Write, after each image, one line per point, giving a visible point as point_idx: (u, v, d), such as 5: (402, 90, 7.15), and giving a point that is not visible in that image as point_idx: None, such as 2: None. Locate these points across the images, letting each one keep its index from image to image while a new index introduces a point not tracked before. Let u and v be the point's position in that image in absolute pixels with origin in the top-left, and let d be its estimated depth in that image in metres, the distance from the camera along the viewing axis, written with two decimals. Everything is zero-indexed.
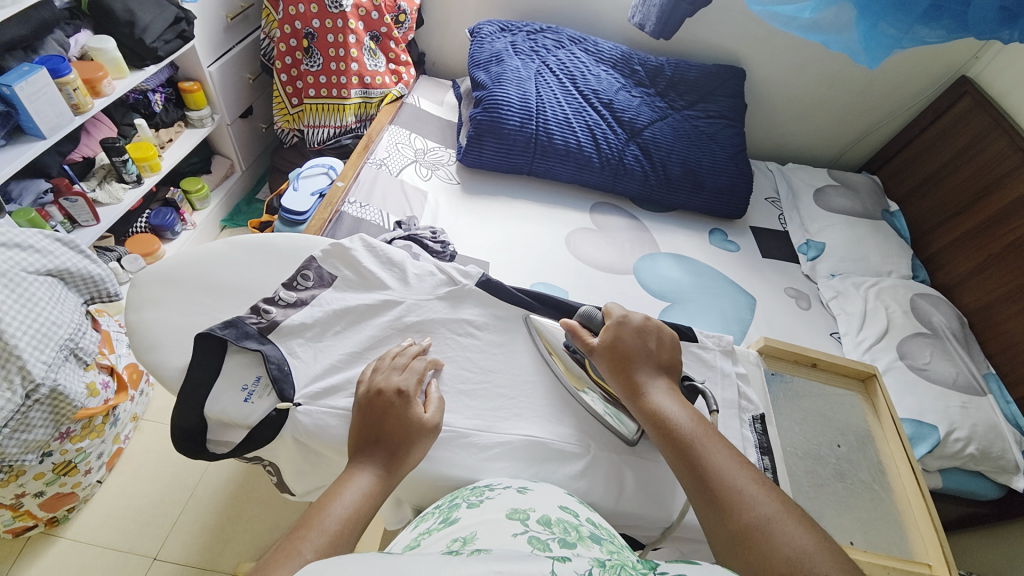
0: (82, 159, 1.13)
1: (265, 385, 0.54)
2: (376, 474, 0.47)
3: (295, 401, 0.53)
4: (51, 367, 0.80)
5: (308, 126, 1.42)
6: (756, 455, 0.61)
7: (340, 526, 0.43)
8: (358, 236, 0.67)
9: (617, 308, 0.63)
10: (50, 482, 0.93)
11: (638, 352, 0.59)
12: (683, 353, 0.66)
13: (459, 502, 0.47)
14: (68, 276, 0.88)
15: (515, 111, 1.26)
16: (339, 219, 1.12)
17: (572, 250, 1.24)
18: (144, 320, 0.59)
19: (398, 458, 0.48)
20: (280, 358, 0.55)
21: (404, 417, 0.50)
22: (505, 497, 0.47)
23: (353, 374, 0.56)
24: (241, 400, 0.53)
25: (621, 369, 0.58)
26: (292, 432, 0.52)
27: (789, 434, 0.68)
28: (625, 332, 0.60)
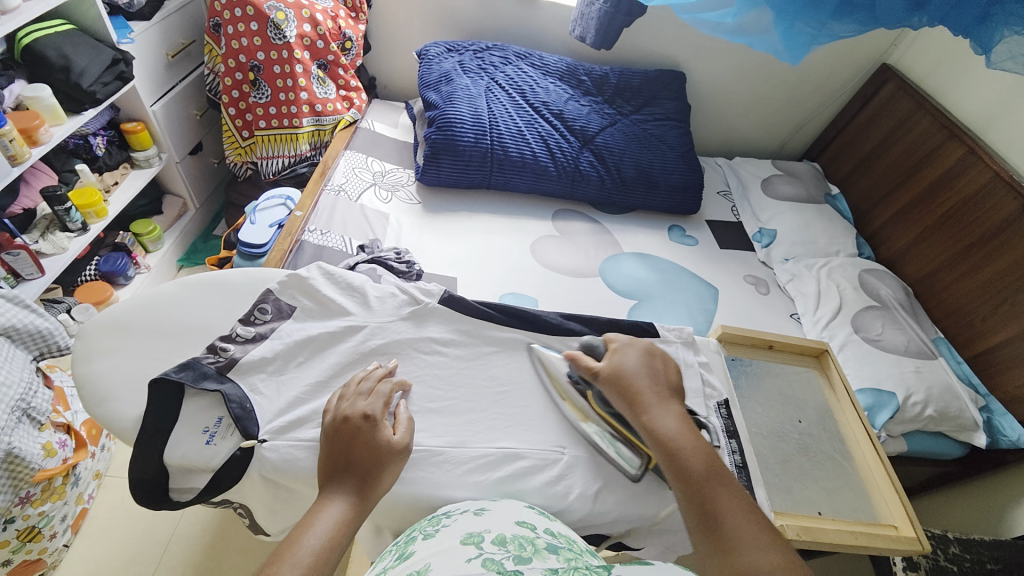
0: (23, 211, 1.07)
1: (228, 425, 0.53)
2: (353, 494, 0.47)
3: (260, 437, 0.52)
4: (2, 430, 0.76)
5: (261, 158, 1.40)
6: (723, 439, 0.63)
7: (314, 559, 0.42)
8: (316, 265, 0.67)
9: (615, 336, 0.66)
10: (16, 550, 0.88)
11: (640, 384, 0.60)
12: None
13: (414, 536, 0.47)
14: (14, 332, 0.84)
15: (469, 128, 1.28)
16: (300, 248, 1.11)
17: (538, 258, 1.26)
18: (95, 371, 0.56)
19: (375, 484, 0.48)
20: (242, 396, 0.54)
21: (372, 439, 0.50)
22: (461, 523, 0.47)
23: (321, 403, 0.56)
24: (203, 443, 0.51)
25: (628, 400, 0.59)
26: (260, 470, 0.51)
27: (755, 416, 0.70)
28: (628, 361, 0.62)
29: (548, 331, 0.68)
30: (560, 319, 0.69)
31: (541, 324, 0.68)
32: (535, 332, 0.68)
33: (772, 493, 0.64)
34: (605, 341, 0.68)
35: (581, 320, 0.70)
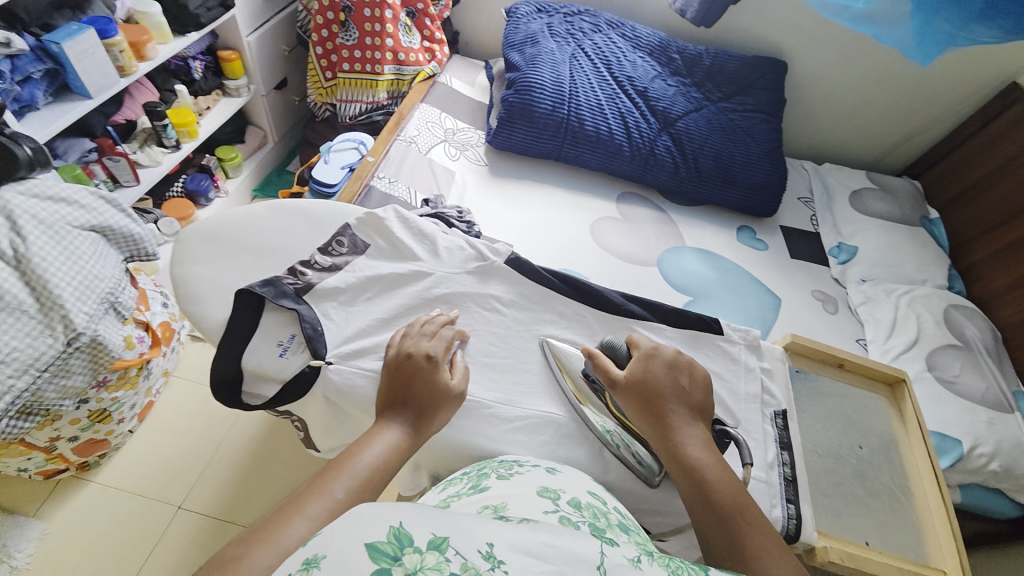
0: (125, 121, 1.12)
1: (300, 342, 0.56)
2: (409, 423, 0.50)
3: (327, 358, 0.54)
4: (93, 318, 0.85)
5: (341, 101, 1.43)
6: (775, 449, 0.61)
7: (371, 471, 0.46)
8: (392, 207, 0.68)
9: (642, 339, 0.62)
10: (85, 428, 0.98)
11: (663, 395, 0.56)
12: (707, 345, 0.66)
13: (487, 473, 0.49)
14: (111, 233, 0.92)
15: (548, 94, 1.25)
16: (368, 193, 1.14)
17: (596, 239, 1.24)
18: (186, 273, 0.61)
19: (427, 418, 0.50)
20: (315, 319, 0.57)
21: (431, 378, 0.52)
22: (534, 474, 0.49)
23: (385, 338, 0.58)
24: (277, 355, 0.55)
25: (646, 414, 0.56)
26: (323, 389, 0.54)
27: (811, 433, 0.67)
28: (650, 370, 0.58)
29: (608, 309, 0.67)
30: (622, 299, 0.67)
31: (602, 301, 0.67)
32: (593, 307, 0.67)
33: (818, 512, 0.61)
34: (665, 329, 0.66)
35: (643, 304, 0.68)
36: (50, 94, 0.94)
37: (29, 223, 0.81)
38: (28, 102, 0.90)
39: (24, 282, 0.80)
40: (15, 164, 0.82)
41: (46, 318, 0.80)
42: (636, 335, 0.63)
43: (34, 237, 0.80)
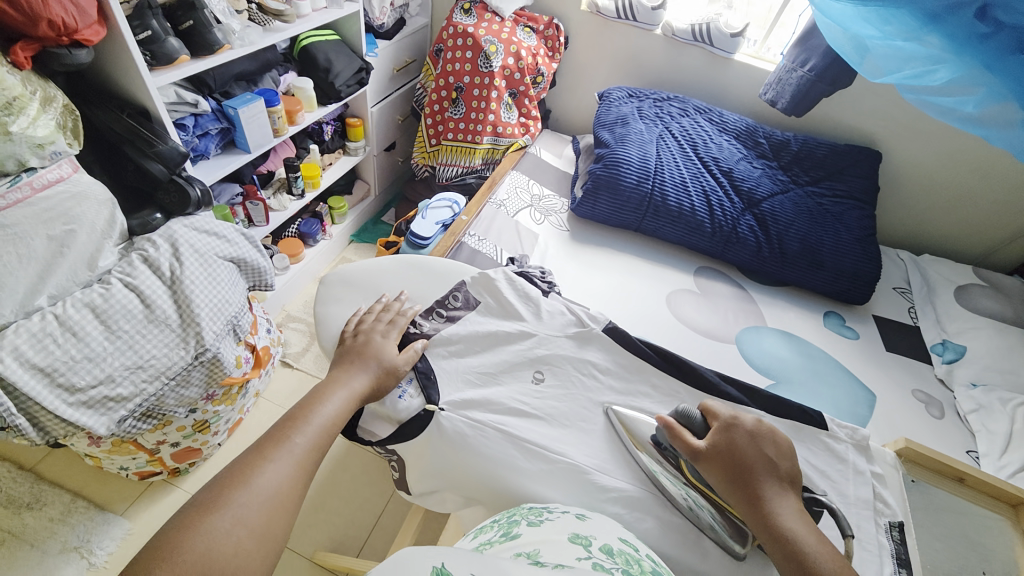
0: (267, 172, 1.33)
1: (416, 387, 0.61)
2: (356, 382, 0.58)
3: (440, 405, 0.59)
4: (217, 338, 0.95)
5: (440, 164, 1.60)
6: (892, 566, 0.54)
7: (325, 425, 0.54)
8: (502, 269, 0.74)
9: (717, 408, 0.60)
10: (187, 435, 1.07)
11: (751, 463, 0.55)
12: (811, 438, 0.62)
13: (519, 518, 0.49)
14: (242, 264, 1.05)
15: (634, 170, 1.31)
16: (459, 248, 1.23)
17: (671, 309, 1.24)
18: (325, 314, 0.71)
19: (371, 379, 0.59)
20: (428, 368, 0.63)
21: (379, 348, 0.62)
22: (565, 520, 0.48)
23: (491, 393, 0.62)
24: (396, 396, 0.60)
25: (732, 478, 0.54)
26: (434, 434, 0.58)
27: (939, 556, 0.59)
28: (736, 440, 0.56)
29: (704, 388, 0.66)
30: (717, 378, 0.67)
31: (697, 378, 0.67)
32: (687, 384, 0.67)
33: None
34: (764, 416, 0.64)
35: (741, 387, 0.67)
36: (219, 148, 1.12)
37: (187, 250, 0.93)
38: (202, 153, 1.07)
39: (172, 299, 0.90)
40: (186, 202, 0.95)
41: (183, 333, 0.91)
42: (710, 403, 0.61)
43: (188, 262, 0.92)
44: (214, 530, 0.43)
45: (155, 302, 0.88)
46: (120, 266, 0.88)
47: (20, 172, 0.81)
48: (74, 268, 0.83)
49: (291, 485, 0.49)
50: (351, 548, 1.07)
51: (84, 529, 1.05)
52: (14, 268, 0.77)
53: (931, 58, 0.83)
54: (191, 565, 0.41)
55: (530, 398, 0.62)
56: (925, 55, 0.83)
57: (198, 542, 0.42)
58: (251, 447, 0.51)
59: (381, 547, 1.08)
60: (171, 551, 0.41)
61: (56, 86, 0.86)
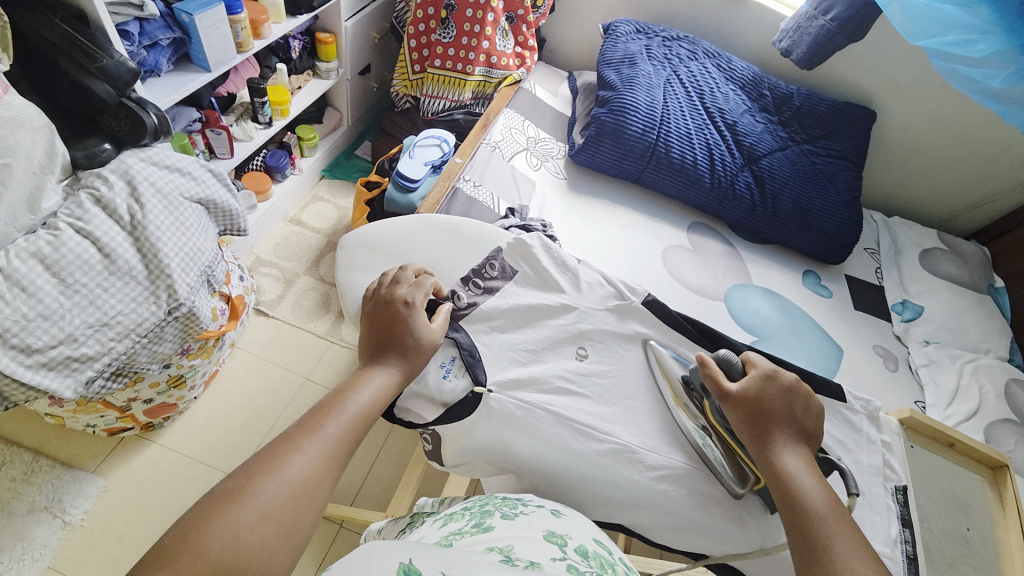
0: (227, 94, 1.15)
1: (460, 366, 0.60)
2: (390, 373, 0.55)
3: (488, 387, 0.57)
4: (192, 291, 0.84)
5: (425, 95, 1.45)
6: (898, 526, 0.61)
7: (359, 411, 0.52)
8: (538, 235, 0.71)
9: (760, 360, 0.60)
10: (161, 392, 0.99)
11: (774, 413, 0.56)
12: (830, 409, 0.66)
13: (493, 512, 0.48)
14: (213, 207, 0.91)
15: (640, 118, 1.24)
16: (454, 195, 1.15)
17: (666, 266, 1.24)
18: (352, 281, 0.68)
19: (405, 359, 0.55)
20: (471, 345, 0.60)
21: (411, 323, 0.57)
22: (541, 517, 0.47)
23: (537, 372, 0.61)
24: (441, 376, 0.59)
25: (752, 422, 0.56)
26: (484, 415, 0.57)
27: (925, 508, 0.67)
28: (766, 390, 0.57)
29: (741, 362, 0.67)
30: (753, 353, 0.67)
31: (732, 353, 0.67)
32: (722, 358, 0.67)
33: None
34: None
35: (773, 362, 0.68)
36: (172, 62, 0.94)
37: (147, 190, 0.80)
38: (153, 69, 0.89)
39: (135, 247, 0.79)
40: (141, 131, 0.78)
41: (151, 286, 0.80)
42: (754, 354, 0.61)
43: (150, 204, 0.80)
44: (239, 521, 0.41)
45: (115, 251, 0.76)
46: (68, 208, 0.75)
47: None
48: (13, 210, 0.70)
49: (320, 475, 0.47)
50: (345, 497, 1.08)
51: (52, 489, 0.98)
52: None
53: (972, 29, 0.84)
54: (215, 560, 0.39)
55: (576, 375, 0.62)
56: (968, 25, 0.84)
57: (221, 534, 0.40)
58: (282, 432, 0.49)
59: (375, 495, 1.09)
60: (194, 541, 0.40)
61: None
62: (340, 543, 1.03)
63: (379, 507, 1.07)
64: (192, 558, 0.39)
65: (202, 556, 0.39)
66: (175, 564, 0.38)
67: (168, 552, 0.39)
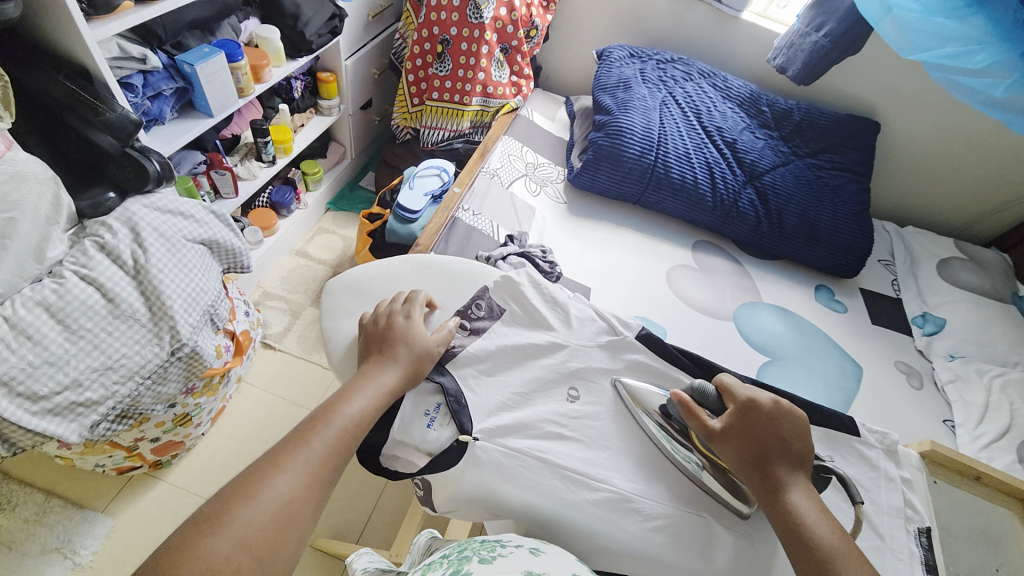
0: (231, 136, 1.18)
1: (445, 413, 0.59)
2: (381, 384, 0.56)
3: (474, 435, 0.56)
4: (194, 330, 0.85)
5: (425, 127, 1.48)
6: (921, 572, 0.57)
7: (345, 425, 0.53)
8: (526, 271, 0.71)
9: (737, 386, 0.58)
10: (167, 431, 0.99)
11: (766, 444, 0.54)
12: (842, 445, 0.63)
13: (470, 556, 0.45)
14: (216, 246, 0.93)
15: (637, 140, 1.24)
16: (453, 225, 1.15)
17: (671, 286, 1.21)
18: (337, 328, 0.67)
19: (396, 375, 0.57)
20: (457, 391, 0.59)
21: (408, 334, 0.60)
22: (519, 556, 0.45)
23: (526, 417, 0.59)
24: (426, 425, 0.58)
25: (745, 457, 0.54)
26: (470, 465, 0.55)
27: (951, 549, 0.63)
28: (748, 419, 0.55)
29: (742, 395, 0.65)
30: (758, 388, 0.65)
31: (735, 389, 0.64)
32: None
33: None
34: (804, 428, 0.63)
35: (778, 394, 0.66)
36: (176, 111, 0.97)
37: (149, 235, 0.82)
38: (156, 117, 0.92)
39: (139, 291, 0.80)
40: (143, 179, 0.81)
41: (155, 328, 0.81)
42: (729, 378, 0.60)
43: (153, 248, 0.81)
44: (216, 549, 0.41)
45: (119, 296, 0.77)
46: (72, 255, 0.77)
47: None
48: (20, 261, 0.72)
49: (302, 496, 0.47)
50: (351, 533, 1.06)
51: (62, 529, 0.97)
52: None
53: (969, 40, 0.83)
54: None
55: (568, 418, 0.61)
56: (964, 37, 0.83)
57: (198, 564, 0.40)
58: (267, 452, 0.49)
59: (382, 529, 1.07)
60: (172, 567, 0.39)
61: None
62: None
63: (385, 545, 1.05)
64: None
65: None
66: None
67: None
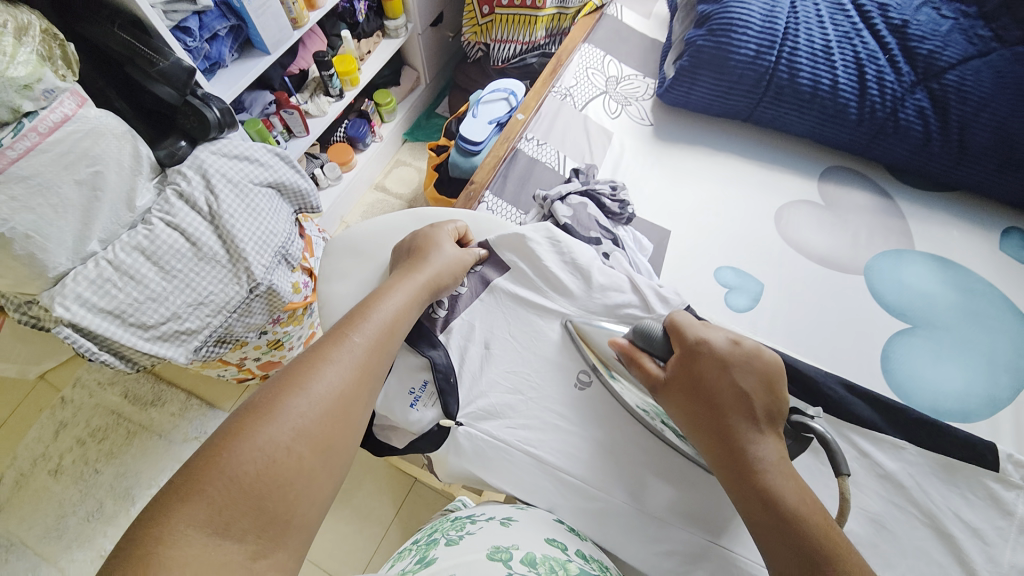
0: (299, 72, 1.17)
1: (430, 392, 0.57)
2: (415, 286, 0.55)
3: (457, 420, 0.55)
4: (268, 270, 0.91)
5: (495, 41, 1.32)
6: None
7: (385, 322, 0.51)
8: (544, 229, 0.65)
9: (688, 326, 0.52)
10: (265, 352, 1.10)
11: (722, 400, 0.48)
12: (968, 481, 0.55)
13: (438, 540, 0.44)
14: (284, 189, 0.97)
15: (753, 34, 0.95)
16: (514, 157, 1.02)
17: (780, 230, 0.96)
18: (328, 292, 0.65)
19: (429, 275, 0.57)
20: (447, 367, 0.57)
21: (436, 238, 0.61)
22: (488, 532, 0.43)
23: (515, 402, 0.56)
24: (409, 404, 0.56)
25: (693, 411, 0.49)
26: (451, 451, 0.55)
27: None
28: (699, 365, 0.50)
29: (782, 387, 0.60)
30: (848, 394, 0.58)
31: (825, 398, 0.58)
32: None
33: None
34: (907, 447, 0.56)
35: (867, 399, 0.58)
36: (236, 51, 0.99)
37: (219, 181, 0.87)
38: (218, 60, 0.95)
39: (216, 234, 0.87)
40: (206, 126, 0.85)
41: (233, 268, 0.88)
42: (683, 319, 0.54)
43: (223, 194, 0.86)
44: (271, 438, 0.40)
45: (199, 239, 0.84)
46: (159, 204, 0.84)
47: (20, 118, 0.67)
48: (115, 210, 0.79)
49: (352, 390, 0.45)
50: None
51: (200, 422, 1.17)
52: (52, 220, 0.71)
53: None
54: (248, 480, 0.37)
55: (568, 409, 0.56)
56: None
57: (255, 455, 0.38)
58: (309, 346, 0.47)
59: None
60: (224, 457, 0.38)
61: (27, 9, 0.71)
62: (414, 495, 1.10)
63: None
64: (225, 481, 0.37)
65: (237, 479, 0.37)
66: (208, 489, 0.36)
67: (199, 474, 0.37)
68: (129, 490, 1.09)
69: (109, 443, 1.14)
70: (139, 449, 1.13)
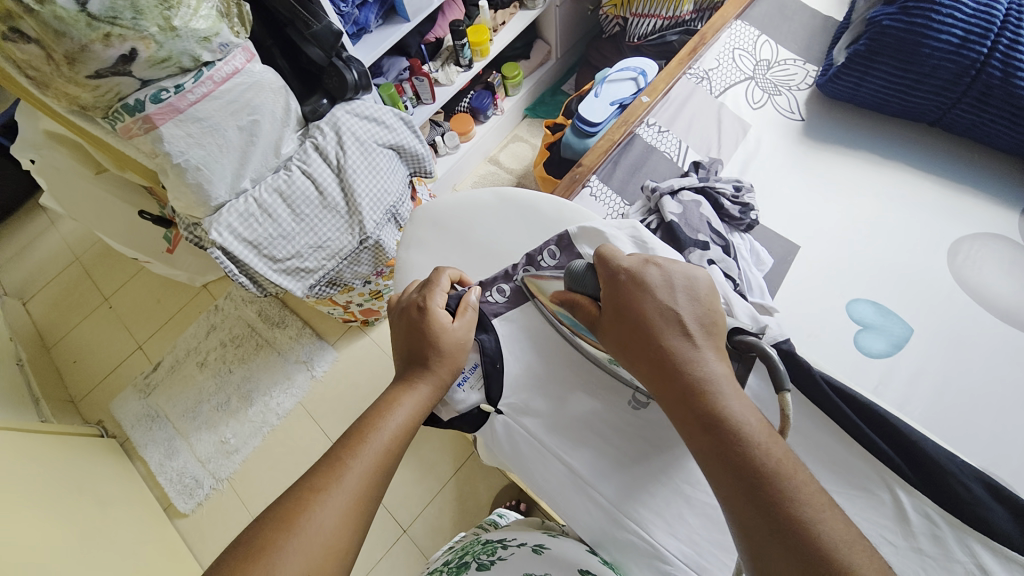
0: (434, 40, 1.24)
1: (478, 376, 0.57)
2: (423, 394, 0.51)
3: (497, 408, 0.57)
4: (378, 226, 0.99)
5: (634, 15, 1.24)
6: None
7: (389, 440, 0.47)
8: (629, 227, 0.60)
9: (611, 254, 0.50)
10: (366, 299, 1.21)
11: (655, 319, 0.46)
12: None
13: (468, 564, 0.49)
14: (403, 151, 1.03)
15: (964, 16, 0.75)
16: (630, 142, 0.95)
17: (953, 267, 0.77)
18: (411, 259, 0.69)
19: (435, 380, 0.52)
20: (494, 353, 0.57)
21: (432, 330, 0.53)
22: (520, 556, 0.49)
23: (560, 400, 0.57)
24: (456, 383, 0.57)
25: (631, 339, 0.46)
26: (488, 431, 0.58)
27: None
28: (625, 294, 0.47)
29: (892, 471, 0.48)
30: (986, 496, 0.46)
31: (949, 495, 0.47)
32: (854, 447, 0.50)
33: None
34: None
35: (1010, 505, 0.46)
36: (380, 18, 1.07)
37: (349, 138, 0.95)
38: (364, 26, 1.03)
39: (340, 187, 0.95)
40: (345, 87, 0.94)
41: (349, 219, 0.97)
42: (609, 248, 0.51)
43: (350, 151, 0.94)
44: None
45: (326, 189, 0.94)
46: (299, 154, 0.94)
47: (200, 67, 0.78)
48: (265, 156, 0.92)
49: (345, 523, 0.42)
50: None
51: (309, 348, 1.34)
52: (216, 156, 0.84)
53: None
54: None
55: (620, 426, 0.54)
56: None
57: None
58: (296, 483, 0.44)
59: None
60: (278, 544, 0.39)
61: None
62: (473, 461, 1.14)
63: None
64: None
65: None
66: None
67: None
68: (250, 393, 1.31)
69: (242, 349, 1.36)
70: (262, 360, 1.34)
